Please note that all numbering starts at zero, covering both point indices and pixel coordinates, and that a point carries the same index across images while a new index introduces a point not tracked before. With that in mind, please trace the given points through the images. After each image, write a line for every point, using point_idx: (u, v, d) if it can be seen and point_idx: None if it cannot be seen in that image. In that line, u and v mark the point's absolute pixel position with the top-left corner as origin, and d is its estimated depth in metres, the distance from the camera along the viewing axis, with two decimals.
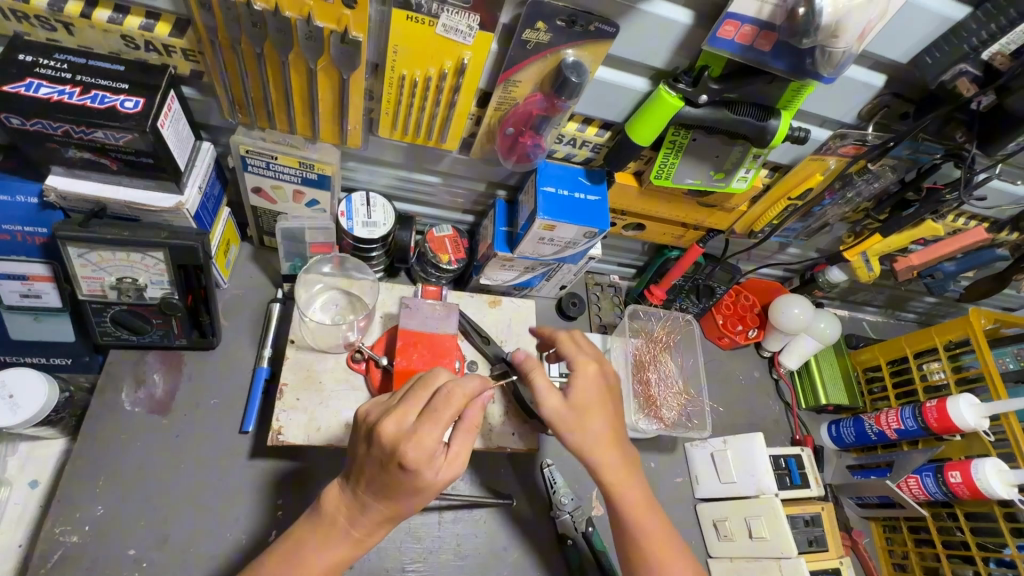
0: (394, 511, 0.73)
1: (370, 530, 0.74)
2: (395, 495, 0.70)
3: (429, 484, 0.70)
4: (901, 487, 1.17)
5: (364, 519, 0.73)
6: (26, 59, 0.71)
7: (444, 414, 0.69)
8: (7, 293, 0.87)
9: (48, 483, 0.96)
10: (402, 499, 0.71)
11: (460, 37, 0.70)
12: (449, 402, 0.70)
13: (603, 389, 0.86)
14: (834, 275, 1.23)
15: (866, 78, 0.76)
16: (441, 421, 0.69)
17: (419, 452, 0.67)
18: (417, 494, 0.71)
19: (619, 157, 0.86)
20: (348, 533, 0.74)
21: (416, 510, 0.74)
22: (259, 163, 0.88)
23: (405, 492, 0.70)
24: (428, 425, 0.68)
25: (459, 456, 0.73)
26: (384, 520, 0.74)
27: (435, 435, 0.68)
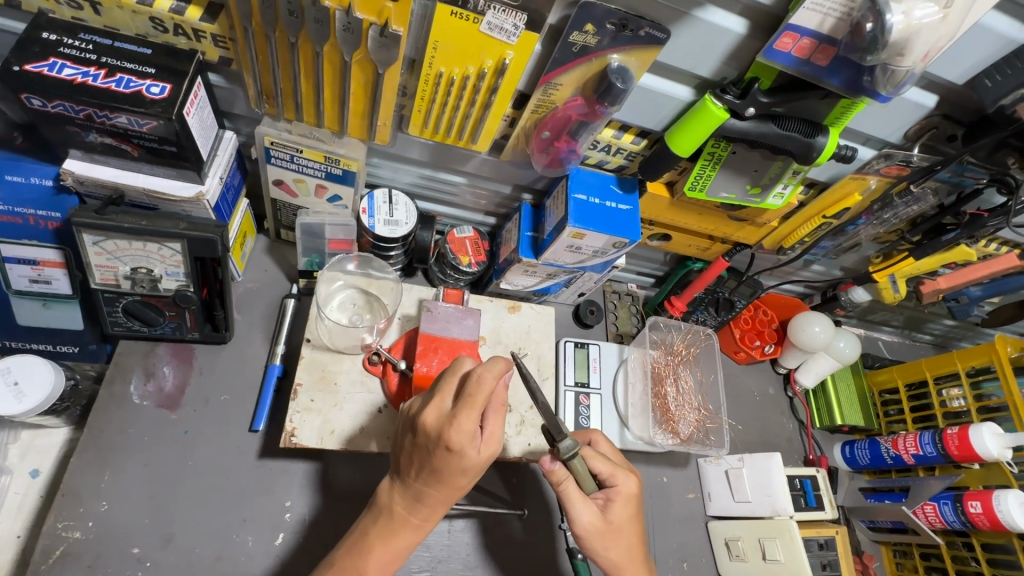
0: (449, 493, 0.72)
1: (428, 515, 0.74)
2: (445, 479, 0.70)
3: (473, 463, 0.69)
4: (917, 514, 1.15)
5: (423, 507, 0.73)
6: (49, 38, 0.68)
7: (476, 399, 0.67)
8: (16, 277, 0.84)
9: (50, 473, 0.93)
10: (453, 481, 0.71)
11: (505, 36, 0.67)
12: (480, 386, 0.67)
13: (608, 533, 0.81)
14: (858, 296, 1.20)
15: (919, 99, 0.74)
16: (477, 405, 0.67)
17: (463, 437, 0.66)
18: (469, 475, 0.71)
19: (655, 166, 0.83)
20: (411, 531, 0.74)
21: (467, 490, 0.74)
22: (284, 155, 0.85)
23: (456, 476, 0.70)
24: (465, 411, 0.66)
25: (496, 433, 0.71)
26: (441, 501, 0.73)
27: (472, 419, 0.67)
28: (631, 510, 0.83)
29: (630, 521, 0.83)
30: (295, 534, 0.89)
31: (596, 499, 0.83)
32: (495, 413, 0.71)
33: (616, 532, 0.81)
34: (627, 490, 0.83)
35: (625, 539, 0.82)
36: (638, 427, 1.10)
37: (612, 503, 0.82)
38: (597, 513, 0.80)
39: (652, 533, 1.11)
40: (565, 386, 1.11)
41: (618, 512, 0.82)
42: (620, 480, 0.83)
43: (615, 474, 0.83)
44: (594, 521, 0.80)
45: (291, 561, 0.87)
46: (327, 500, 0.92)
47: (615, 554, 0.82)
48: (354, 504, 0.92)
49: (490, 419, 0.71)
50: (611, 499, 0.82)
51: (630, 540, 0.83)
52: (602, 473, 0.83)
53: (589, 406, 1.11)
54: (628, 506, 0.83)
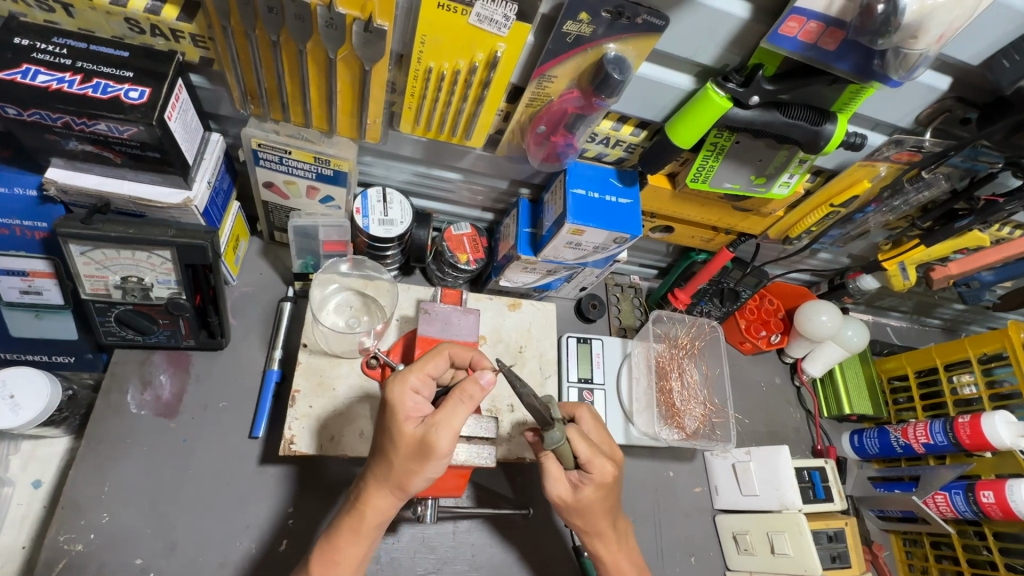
0: (387, 469, 0.69)
1: (368, 500, 0.71)
2: (383, 449, 0.69)
3: (402, 431, 0.67)
4: (927, 503, 1.13)
5: (366, 484, 0.71)
6: (22, 43, 0.65)
7: (425, 360, 0.73)
8: (7, 289, 0.83)
9: (52, 483, 0.92)
10: (386, 449, 0.69)
11: (495, 28, 0.64)
12: (432, 353, 0.74)
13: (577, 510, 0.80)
14: (866, 283, 1.17)
15: (932, 82, 0.70)
16: (423, 366, 0.72)
17: (396, 392, 0.69)
18: (403, 454, 0.68)
19: (656, 158, 0.81)
20: (353, 508, 0.72)
21: (407, 478, 0.69)
22: (272, 157, 0.83)
23: (390, 448, 0.68)
24: (405, 367, 0.72)
25: (440, 420, 0.66)
26: (387, 486, 0.70)
27: (409, 377, 0.70)
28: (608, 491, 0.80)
29: (600, 503, 0.80)
30: (299, 540, 0.88)
31: (573, 475, 0.80)
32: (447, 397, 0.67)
33: (583, 510, 0.80)
34: (601, 476, 0.78)
35: (593, 517, 0.81)
36: (643, 423, 1.08)
37: (585, 485, 0.79)
38: (567, 489, 0.80)
39: (659, 527, 1.11)
40: (568, 382, 1.10)
41: (588, 494, 0.79)
42: (596, 467, 0.78)
43: (592, 460, 0.78)
44: (564, 497, 0.80)
45: (296, 566, 0.87)
46: (330, 506, 0.91)
47: (582, 523, 0.83)
48: None
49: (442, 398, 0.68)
50: (583, 481, 0.79)
51: (598, 516, 0.81)
52: (580, 457, 0.78)
53: (592, 402, 1.10)
54: (600, 491, 0.79)
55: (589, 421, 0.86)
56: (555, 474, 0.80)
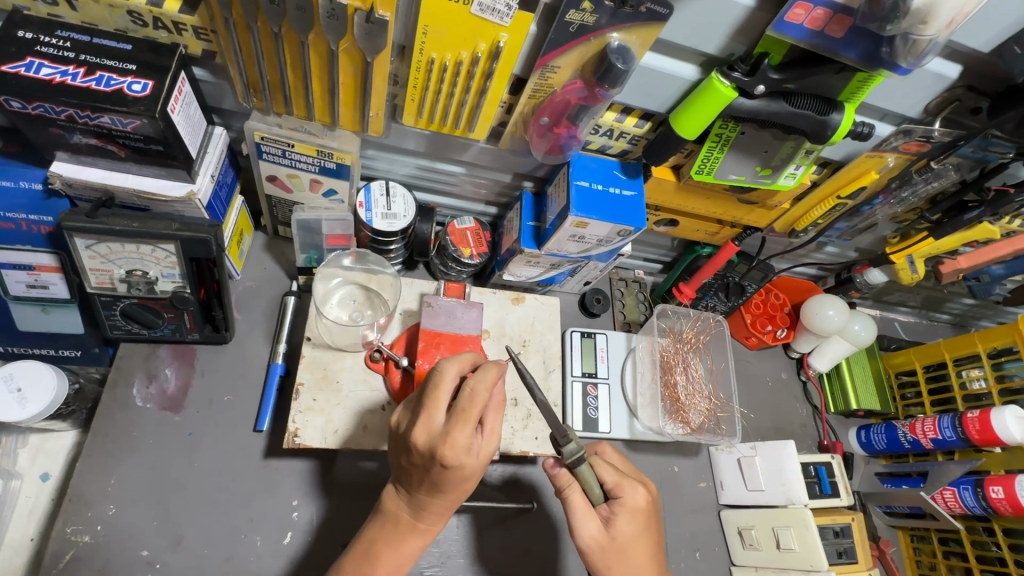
0: (456, 498, 0.72)
1: (434, 519, 0.74)
2: (452, 489, 0.70)
3: (480, 468, 0.69)
4: (935, 499, 1.12)
5: (430, 513, 0.73)
6: (26, 36, 0.65)
7: (470, 413, 0.66)
8: (14, 283, 0.83)
9: (60, 476, 0.93)
10: (459, 488, 0.70)
11: (498, 18, 0.63)
12: (473, 398, 0.66)
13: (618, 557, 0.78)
14: (874, 277, 1.16)
15: (941, 69, 0.69)
16: (471, 417, 0.66)
17: (460, 455, 0.65)
18: (475, 479, 0.71)
19: (660, 150, 0.80)
20: (419, 535, 0.74)
21: (472, 490, 0.73)
22: (275, 150, 0.82)
23: (462, 483, 0.70)
24: (458, 426, 0.65)
25: (495, 432, 0.70)
26: (450, 505, 0.73)
27: (466, 433, 0.65)
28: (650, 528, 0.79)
29: (638, 538, 0.79)
30: (303, 533, 0.89)
31: (601, 511, 0.79)
32: (492, 413, 0.70)
33: (622, 551, 0.78)
34: (634, 503, 0.79)
35: (633, 561, 0.78)
36: (648, 417, 1.08)
37: (618, 516, 0.78)
38: (599, 527, 0.78)
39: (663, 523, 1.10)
40: (572, 377, 1.10)
41: (623, 527, 0.78)
42: (626, 492, 0.79)
43: (621, 484, 0.80)
44: (597, 536, 0.78)
45: (300, 558, 0.87)
46: (334, 499, 0.92)
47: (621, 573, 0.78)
48: (362, 502, 0.92)
49: (488, 418, 0.70)
50: (615, 513, 0.78)
51: (639, 558, 0.79)
52: (607, 482, 0.80)
53: (597, 397, 1.09)
54: (636, 521, 0.79)
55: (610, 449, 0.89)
56: (584, 510, 0.78)
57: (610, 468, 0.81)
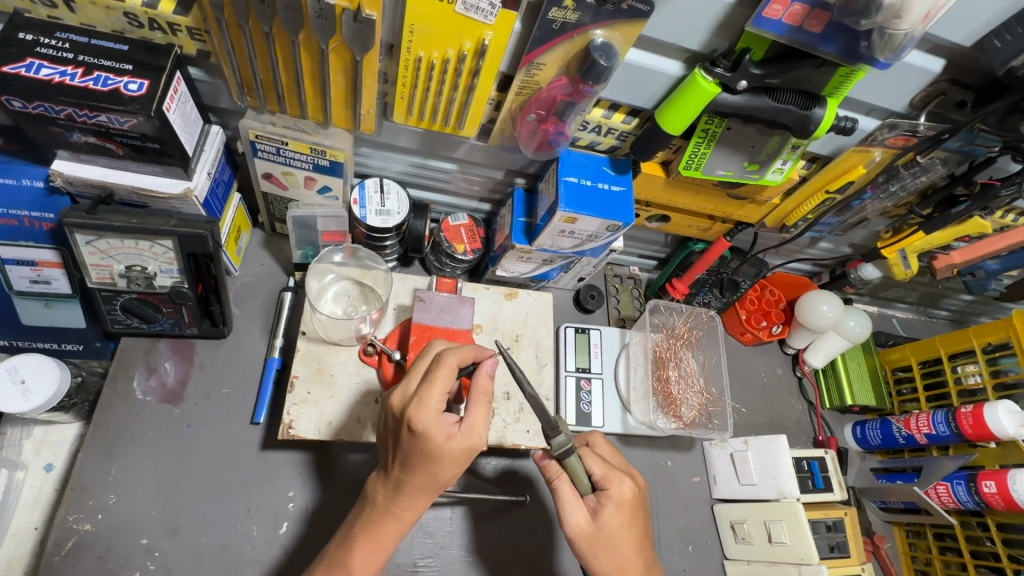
0: (428, 482, 0.72)
1: (408, 506, 0.74)
2: (421, 466, 0.70)
3: (448, 450, 0.69)
4: (929, 494, 1.13)
5: (404, 497, 0.73)
6: (26, 38, 0.68)
7: (439, 378, 0.69)
8: (17, 278, 0.86)
9: (63, 467, 0.96)
10: (428, 469, 0.70)
11: (482, 16, 0.65)
12: (442, 365, 0.70)
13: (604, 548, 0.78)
14: (867, 272, 1.17)
15: (923, 63, 0.70)
16: (441, 384, 0.69)
17: (424, 420, 0.67)
18: (447, 465, 0.70)
19: (647, 146, 0.81)
20: (392, 520, 0.74)
21: (448, 483, 0.73)
22: (270, 148, 0.84)
23: (432, 464, 0.70)
24: (425, 390, 0.68)
25: (474, 426, 0.70)
26: (427, 491, 0.73)
27: (433, 398, 0.68)
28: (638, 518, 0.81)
29: (624, 529, 0.79)
30: (299, 523, 0.91)
31: (589, 501, 0.80)
32: (474, 406, 0.71)
33: (609, 539, 0.78)
34: (621, 495, 0.79)
35: (619, 549, 0.79)
36: (640, 412, 1.09)
37: (606, 506, 0.78)
38: (587, 516, 0.78)
39: (657, 516, 1.11)
40: (566, 372, 1.11)
41: (610, 518, 0.78)
42: (613, 484, 0.79)
43: (608, 476, 0.80)
44: (584, 525, 0.78)
45: (296, 548, 0.89)
46: (329, 490, 0.93)
47: (607, 563, 0.79)
48: (356, 493, 0.94)
49: (470, 411, 0.71)
50: (602, 504, 0.78)
51: (624, 546, 0.79)
52: (595, 474, 0.80)
53: (590, 391, 1.10)
54: (622, 512, 0.79)
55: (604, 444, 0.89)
56: (573, 499, 0.79)
57: (599, 459, 0.81)
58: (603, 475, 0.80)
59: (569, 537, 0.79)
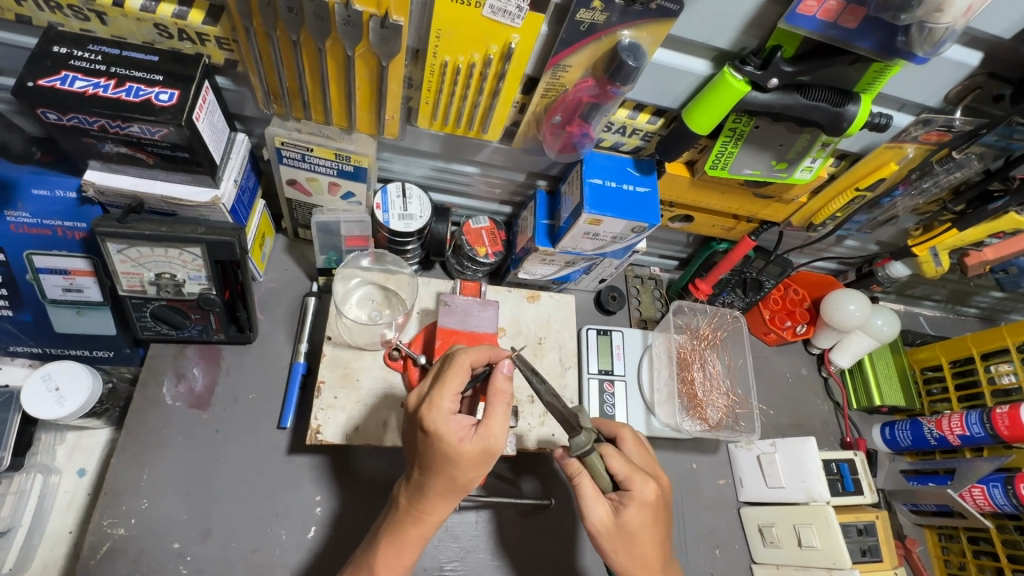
0: (448, 486, 0.71)
1: (431, 510, 0.73)
2: (438, 469, 0.69)
3: (461, 453, 0.67)
4: (963, 496, 1.09)
5: (426, 501, 0.72)
6: (60, 51, 0.69)
7: (450, 378, 0.70)
8: (51, 287, 0.88)
9: (96, 472, 0.97)
10: (445, 472, 0.69)
11: (509, 19, 0.64)
12: (453, 366, 0.71)
13: (624, 545, 0.78)
14: (896, 271, 1.14)
15: (961, 57, 0.68)
16: (452, 384, 0.69)
17: (436, 420, 0.68)
18: (464, 469, 0.69)
19: (673, 146, 0.80)
20: (417, 524, 0.73)
21: (471, 487, 0.71)
22: (295, 155, 0.85)
23: (448, 467, 0.69)
24: (437, 391, 0.69)
25: (492, 430, 0.69)
26: (447, 496, 0.72)
27: (445, 399, 0.69)
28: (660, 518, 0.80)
29: (646, 529, 0.78)
30: (327, 527, 0.91)
31: (611, 498, 0.79)
32: (491, 409, 0.70)
33: (630, 537, 0.77)
34: (643, 496, 0.77)
35: (638, 547, 0.78)
36: (665, 414, 1.07)
37: (628, 506, 0.77)
38: (609, 512, 0.77)
39: (682, 520, 1.10)
40: (589, 374, 1.10)
41: (632, 517, 0.77)
42: (635, 485, 0.77)
43: (631, 477, 0.77)
44: (605, 522, 0.77)
45: (324, 551, 0.90)
46: (356, 494, 0.94)
47: (625, 559, 0.78)
48: (382, 498, 0.94)
49: (487, 414, 0.70)
50: (624, 503, 0.77)
51: (644, 545, 0.78)
52: (618, 474, 0.78)
53: (613, 394, 1.10)
54: (644, 513, 0.77)
55: (632, 442, 0.87)
56: (593, 496, 0.78)
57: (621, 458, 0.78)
58: (627, 476, 0.77)
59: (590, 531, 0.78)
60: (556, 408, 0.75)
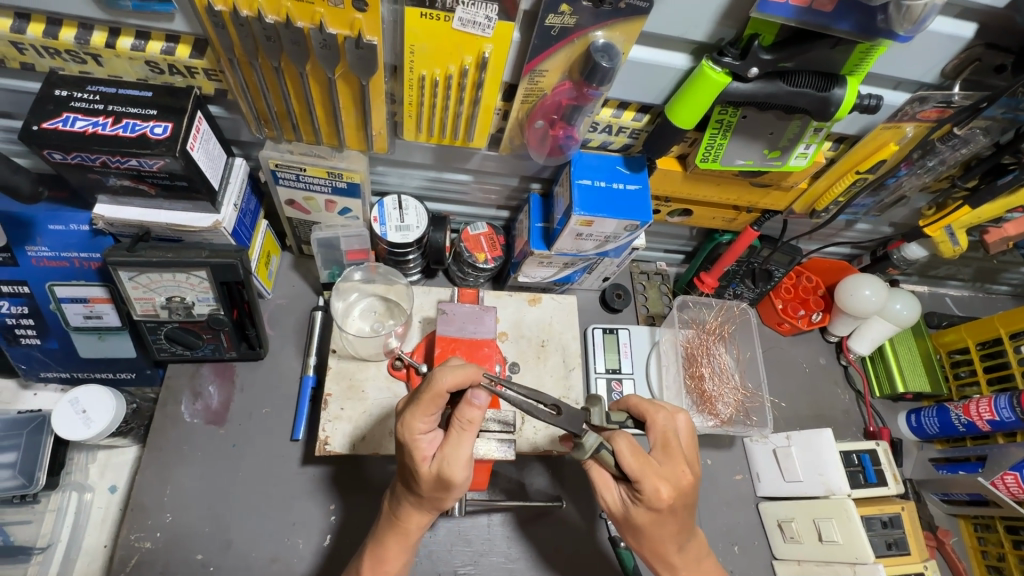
0: (418, 498, 0.74)
1: (409, 519, 0.77)
2: (410, 480, 0.74)
3: (423, 472, 0.71)
4: (996, 485, 1.03)
5: (403, 508, 0.77)
6: (62, 94, 0.73)
7: (425, 402, 0.69)
8: (73, 315, 0.93)
9: (125, 488, 1.02)
10: (414, 484, 0.73)
11: (479, 30, 0.65)
12: (428, 388, 0.69)
13: (636, 534, 0.78)
14: (911, 252, 1.10)
15: (951, 30, 0.66)
16: (425, 407, 0.70)
17: (406, 436, 0.71)
18: (428, 487, 0.72)
19: (660, 142, 0.79)
20: (397, 533, 0.77)
21: (440, 503, 0.74)
22: (290, 176, 0.87)
23: (416, 482, 0.73)
24: (411, 409, 0.71)
25: (452, 458, 0.69)
26: (423, 507, 0.76)
27: (416, 418, 0.70)
28: (675, 516, 0.76)
29: (655, 526, 0.76)
30: (342, 535, 0.94)
31: (626, 488, 0.76)
32: (456, 436, 0.70)
33: (639, 529, 0.77)
34: (653, 496, 0.72)
35: (652, 537, 0.78)
36: None
37: (637, 505, 0.75)
38: (621, 501, 0.77)
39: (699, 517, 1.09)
40: (596, 373, 1.10)
41: (640, 514, 0.75)
42: (645, 486, 0.72)
43: (641, 479, 0.71)
44: (616, 509, 0.78)
45: (340, 558, 0.92)
46: (368, 502, 0.96)
47: (640, 542, 0.79)
48: None
49: (451, 440, 0.70)
50: (635, 499, 0.74)
51: (655, 538, 0.77)
52: (629, 474, 0.72)
53: (621, 392, 1.09)
54: (652, 514, 0.74)
55: (660, 430, 0.79)
56: (606, 484, 0.78)
57: (633, 459, 0.72)
58: (636, 478, 0.72)
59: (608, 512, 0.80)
60: (550, 422, 0.72)
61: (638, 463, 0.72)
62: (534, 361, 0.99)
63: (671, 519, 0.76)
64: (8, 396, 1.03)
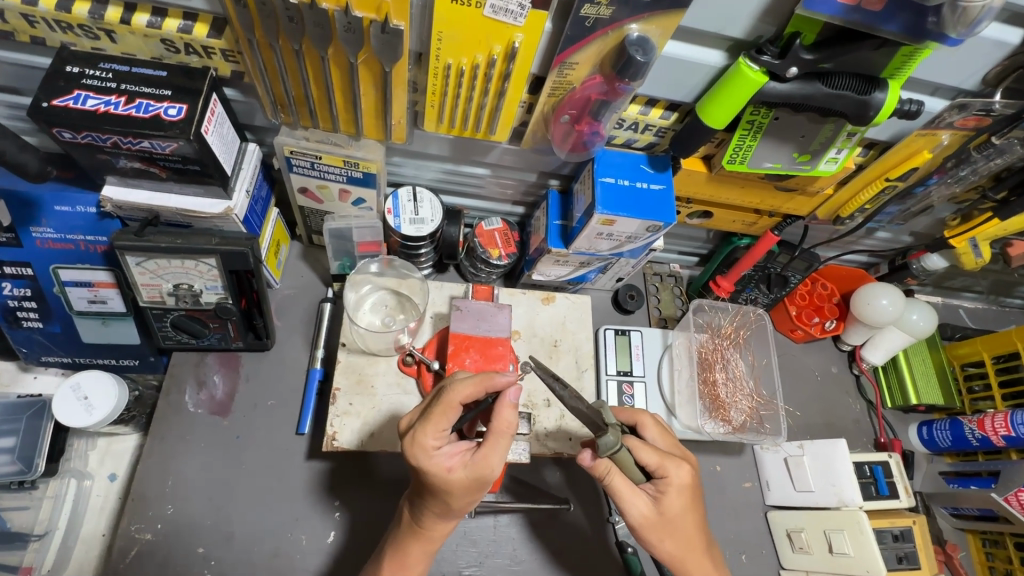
0: (443, 509, 0.72)
1: (431, 526, 0.75)
2: (436, 493, 0.70)
3: (451, 482, 0.68)
4: (1009, 501, 1.02)
5: (426, 517, 0.74)
6: (73, 71, 0.70)
7: (436, 416, 0.68)
8: (77, 299, 0.90)
9: (125, 476, 1.00)
10: (440, 498, 0.70)
11: (511, 18, 0.63)
12: (444, 402, 0.69)
13: (671, 538, 0.75)
14: (932, 262, 1.08)
15: (999, 36, 0.63)
16: (437, 421, 0.68)
17: (423, 458, 0.68)
18: (458, 495, 0.69)
19: (689, 141, 0.77)
20: (418, 539, 0.76)
21: (469, 508, 0.72)
22: (304, 163, 0.85)
23: (442, 494, 0.70)
24: (421, 428, 0.68)
25: (489, 458, 0.68)
26: (446, 515, 0.74)
27: (427, 436, 0.68)
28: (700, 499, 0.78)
29: (686, 513, 0.75)
30: (344, 532, 0.92)
31: (646, 488, 0.76)
32: (490, 441, 0.68)
33: (671, 523, 0.75)
34: (680, 481, 0.74)
35: (681, 531, 0.76)
36: (686, 416, 1.03)
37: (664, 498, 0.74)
38: (649, 503, 0.74)
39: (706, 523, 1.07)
40: (607, 375, 1.07)
41: (672, 504, 0.74)
42: (671, 471, 0.74)
43: (663, 465, 0.74)
44: (648, 513, 0.74)
45: (342, 555, 0.90)
46: (373, 498, 0.94)
47: (671, 546, 0.76)
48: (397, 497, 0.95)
49: (486, 447, 0.68)
50: (663, 491, 0.74)
51: (687, 530, 0.76)
52: (649, 465, 0.74)
53: (632, 396, 1.06)
54: (685, 497, 0.75)
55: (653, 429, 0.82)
56: (631, 488, 0.74)
57: (649, 448, 0.75)
58: (659, 461, 0.74)
59: (633, 527, 0.75)
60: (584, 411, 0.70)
61: (655, 449, 0.75)
62: (547, 360, 0.97)
63: (699, 505, 0.77)
64: (8, 379, 1.01)
